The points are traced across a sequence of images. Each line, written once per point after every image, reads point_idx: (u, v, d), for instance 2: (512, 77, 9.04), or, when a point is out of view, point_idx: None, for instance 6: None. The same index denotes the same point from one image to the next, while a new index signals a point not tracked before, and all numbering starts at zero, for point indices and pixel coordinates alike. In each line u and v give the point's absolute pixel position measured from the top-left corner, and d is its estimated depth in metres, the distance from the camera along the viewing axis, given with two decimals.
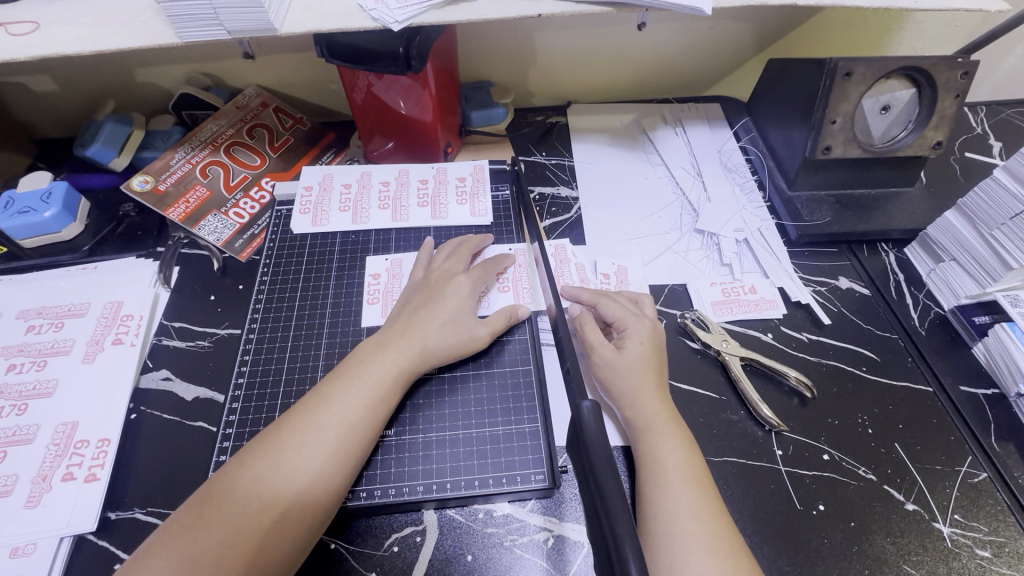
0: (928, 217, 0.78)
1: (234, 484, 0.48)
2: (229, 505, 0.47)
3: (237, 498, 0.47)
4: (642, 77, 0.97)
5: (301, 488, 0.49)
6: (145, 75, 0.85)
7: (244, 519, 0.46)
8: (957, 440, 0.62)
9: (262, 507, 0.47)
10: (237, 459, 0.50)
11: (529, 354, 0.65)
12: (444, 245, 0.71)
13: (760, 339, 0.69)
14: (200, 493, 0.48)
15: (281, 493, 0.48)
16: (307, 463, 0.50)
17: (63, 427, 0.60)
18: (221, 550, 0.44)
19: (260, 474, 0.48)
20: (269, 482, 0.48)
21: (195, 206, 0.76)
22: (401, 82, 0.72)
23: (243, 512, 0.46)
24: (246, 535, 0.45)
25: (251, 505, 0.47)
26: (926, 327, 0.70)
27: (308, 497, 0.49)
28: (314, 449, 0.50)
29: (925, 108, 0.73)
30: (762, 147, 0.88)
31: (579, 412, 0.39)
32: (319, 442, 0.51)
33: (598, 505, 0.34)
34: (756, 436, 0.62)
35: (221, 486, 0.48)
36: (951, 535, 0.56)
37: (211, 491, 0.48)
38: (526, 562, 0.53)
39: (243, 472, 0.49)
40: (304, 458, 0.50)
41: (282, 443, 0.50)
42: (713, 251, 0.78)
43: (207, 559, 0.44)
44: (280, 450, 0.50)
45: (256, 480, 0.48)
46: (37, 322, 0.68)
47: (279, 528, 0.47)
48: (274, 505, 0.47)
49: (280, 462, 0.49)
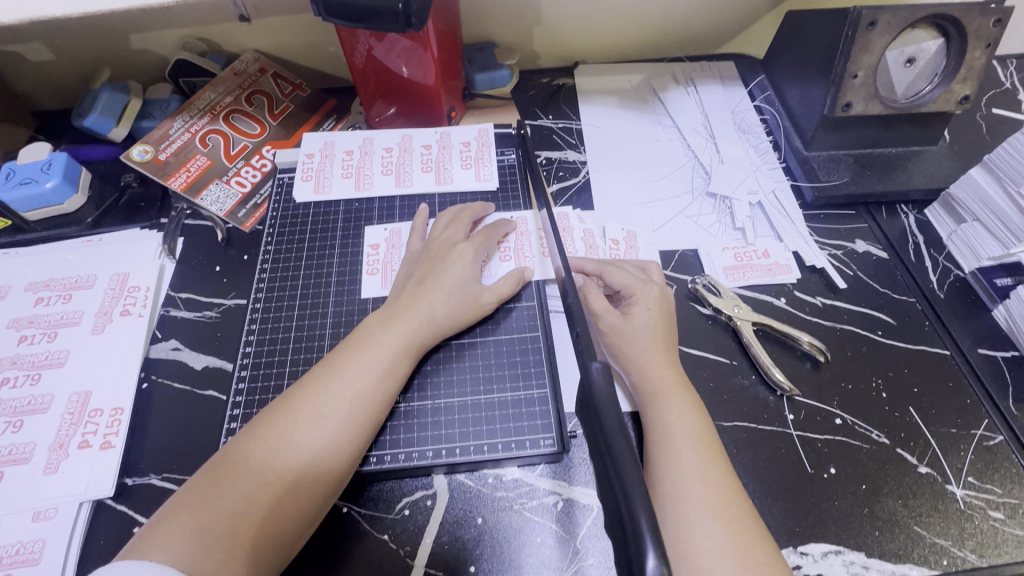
0: (950, 176, 0.75)
1: (247, 455, 0.48)
2: (242, 474, 0.47)
3: (250, 468, 0.48)
4: (652, 35, 0.93)
5: (312, 456, 0.49)
6: (140, 42, 0.83)
7: (258, 488, 0.47)
8: (974, 403, 0.61)
9: (275, 478, 0.47)
10: (249, 429, 0.50)
11: (537, 321, 0.64)
12: (445, 212, 0.69)
13: (773, 304, 0.68)
14: (213, 463, 0.48)
15: (293, 462, 0.48)
16: (318, 432, 0.50)
17: (77, 396, 0.61)
18: (235, 519, 0.45)
19: (272, 445, 0.49)
20: (280, 451, 0.49)
21: (197, 175, 0.75)
22: (402, 43, 0.69)
23: (256, 481, 0.47)
24: (260, 504, 0.46)
25: (264, 475, 0.47)
26: (945, 291, 0.69)
27: (320, 464, 0.49)
28: (325, 419, 0.51)
29: (953, 61, 0.70)
30: (778, 106, 0.84)
31: (589, 373, 0.38)
32: (330, 411, 0.51)
33: (609, 466, 0.34)
34: (767, 401, 0.61)
35: (234, 458, 0.48)
36: (965, 497, 0.55)
37: (224, 461, 0.48)
38: (536, 524, 0.54)
39: (255, 442, 0.49)
40: (316, 427, 0.50)
41: (293, 413, 0.50)
42: (725, 214, 0.76)
43: (222, 527, 0.44)
44: (291, 419, 0.50)
45: (268, 450, 0.48)
46: (46, 294, 0.68)
47: (292, 495, 0.48)
48: (287, 474, 0.48)
49: (292, 432, 0.49)
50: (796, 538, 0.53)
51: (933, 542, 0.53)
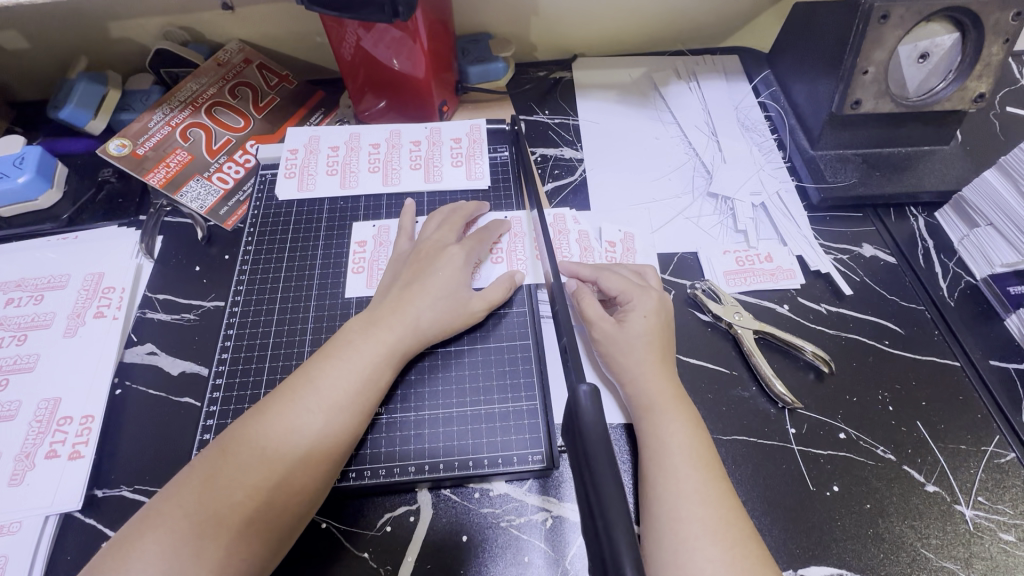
0: (962, 178, 0.72)
1: (217, 472, 0.45)
2: (211, 493, 0.44)
3: (219, 486, 0.45)
4: (654, 27, 0.90)
5: (286, 474, 0.46)
6: (119, 31, 0.79)
7: (227, 507, 0.44)
8: (984, 418, 0.58)
9: (246, 496, 0.44)
10: (219, 444, 0.48)
11: (528, 328, 0.61)
12: (436, 212, 0.66)
13: (776, 311, 0.65)
14: (180, 481, 0.46)
15: (265, 480, 0.45)
16: (293, 447, 0.47)
17: (46, 403, 0.58)
18: (202, 541, 0.42)
19: (243, 462, 0.46)
20: (253, 468, 0.46)
21: (176, 170, 0.72)
22: (390, 34, 0.66)
23: (225, 500, 0.44)
24: (229, 525, 0.43)
25: (234, 494, 0.44)
26: (955, 298, 0.66)
27: (294, 482, 0.46)
28: (299, 434, 0.48)
29: (969, 56, 0.66)
30: (784, 102, 0.81)
31: (576, 397, 0.36)
32: (305, 426, 0.48)
33: (593, 501, 0.31)
34: (768, 413, 0.58)
35: (203, 475, 0.45)
36: (974, 518, 0.52)
37: (192, 477, 0.45)
38: (524, 543, 0.51)
39: (226, 457, 0.46)
40: (291, 442, 0.47)
41: (266, 427, 0.48)
42: (727, 216, 0.73)
43: (188, 551, 0.42)
44: (264, 434, 0.47)
45: (238, 468, 0.45)
46: (17, 294, 0.65)
47: (265, 515, 0.45)
48: (258, 491, 0.45)
49: (266, 448, 0.47)
50: (796, 560, 0.51)
51: (940, 565, 0.50)
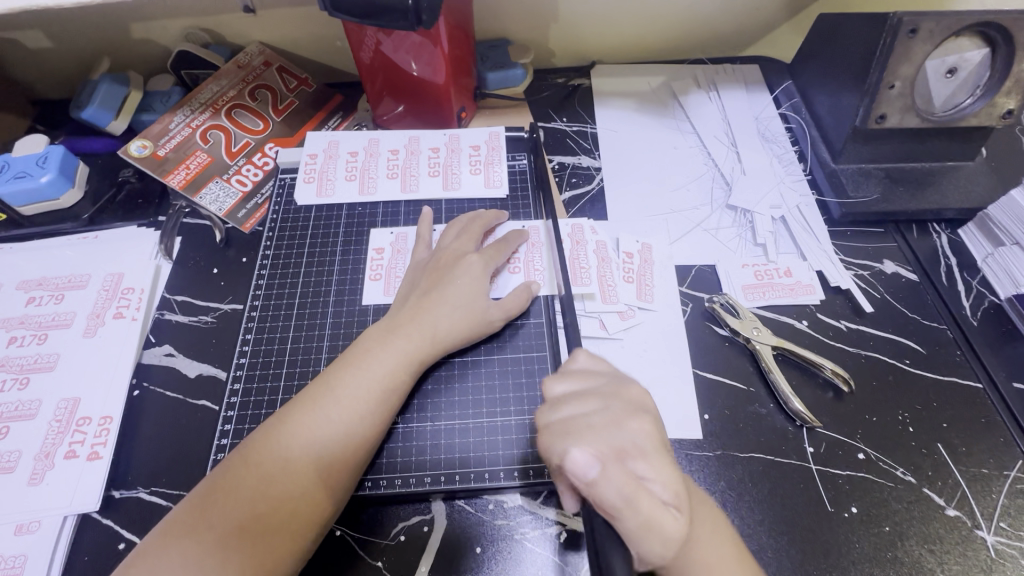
0: (987, 195, 0.71)
1: (239, 483, 0.46)
2: (235, 503, 0.45)
3: (242, 497, 0.45)
4: (674, 36, 0.89)
5: (306, 484, 0.47)
6: (142, 32, 0.80)
7: (250, 518, 0.44)
8: (1007, 442, 0.57)
9: (269, 508, 0.45)
10: (240, 454, 0.48)
11: (545, 339, 0.61)
12: (455, 221, 0.66)
13: (794, 327, 0.64)
14: (201, 491, 0.46)
15: (287, 490, 0.46)
16: (312, 457, 0.48)
17: (66, 402, 0.59)
18: (226, 551, 0.43)
19: (266, 470, 0.46)
20: (273, 478, 0.46)
21: (196, 172, 0.73)
22: (412, 39, 0.66)
23: (249, 510, 0.45)
24: (252, 535, 0.44)
25: (258, 504, 0.45)
26: (978, 318, 0.65)
27: (314, 492, 0.47)
28: (321, 446, 0.48)
29: (997, 72, 0.65)
30: (805, 114, 0.80)
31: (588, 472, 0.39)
32: (327, 437, 0.48)
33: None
34: (786, 431, 0.58)
35: (226, 485, 0.46)
36: (996, 544, 0.52)
37: (212, 487, 0.46)
38: (537, 556, 0.51)
39: (248, 468, 0.47)
40: (310, 453, 0.48)
41: (287, 436, 0.48)
42: (746, 229, 0.72)
43: (212, 561, 0.42)
44: (284, 444, 0.48)
45: (261, 478, 0.46)
46: (38, 294, 0.66)
47: (287, 525, 0.45)
48: (281, 503, 0.45)
49: (285, 458, 0.47)
50: None
51: None
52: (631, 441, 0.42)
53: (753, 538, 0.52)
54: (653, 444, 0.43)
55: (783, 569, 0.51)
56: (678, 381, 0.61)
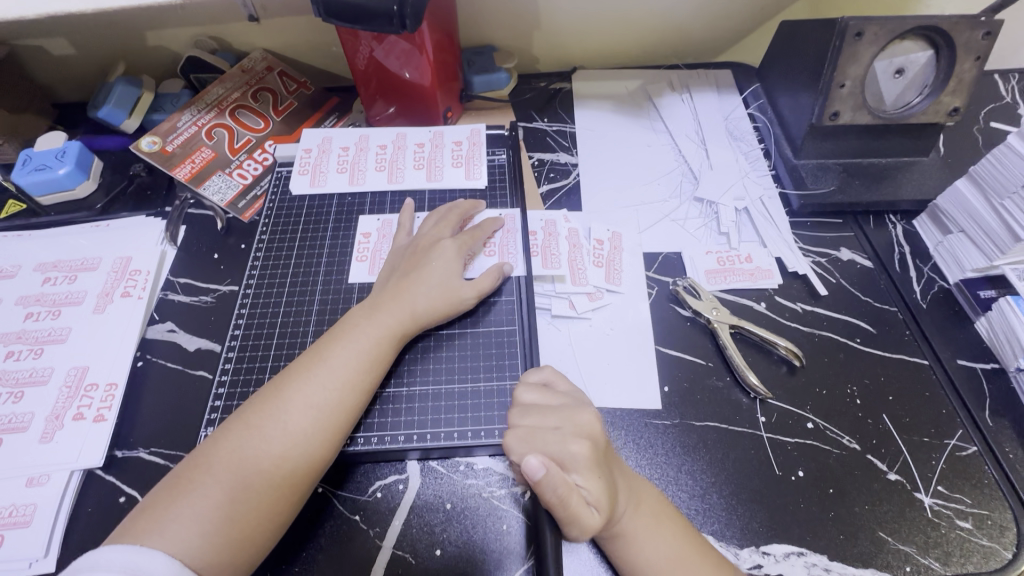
0: (940, 188, 0.75)
1: (243, 443, 0.50)
2: (239, 461, 0.49)
3: (247, 455, 0.50)
4: (650, 43, 0.95)
5: (305, 444, 0.51)
6: (155, 38, 0.87)
7: (253, 474, 0.49)
8: (949, 413, 0.61)
9: (271, 465, 0.50)
10: (242, 416, 0.53)
11: (516, 315, 0.66)
12: (435, 210, 0.71)
13: (752, 308, 0.68)
14: (207, 449, 0.51)
15: (288, 450, 0.51)
16: (311, 421, 0.52)
17: (75, 370, 0.64)
18: (233, 504, 0.48)
19: (268, 433, 0.51)
20: (275, 440, 0.51)
21: (201, 166, 0.79)
22: (400, 45, 0.72)
23: (252, 468, 0.49)
24: (257, 490, 0.49)
25: (262, 462, 0.50)
26: (928, 301, 0.69)
27: (311, 451, 0.51)
28: (317, 409, 0.53)
29: (942, 73, 0.70)
30: (771, 114, 0.85)
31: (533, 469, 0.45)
32: (321, 402, 0.53)
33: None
34: (741, 403, 0.62)
35: (230, 445, 0.50)
36: (933, 506, 0.55)
37: (218, 446, 0.51)
38: (503, 512, 0.55)
39: (251, 431, 0.51)
40: (307, 417, 0.52)
41: (286, 402, 0.52)
42: (711, 219, 0.77)
43: (220, 512, 0.47)
44: (285, 408, 0.52)
45: (264, 439, 0.51)
46: (53, 274, 0.72)
47: (287, 480, 0.50)
48: (283, 461, 0.50)
49: (286, 422, 0.51)
50: (759, 537, 0.54)
51: (897, 548, 0.53)
52: (573, 456, 0.49)
53: (705, 499, 0.56)
54: (590, 461, 0.49)
55: (731, 526, 0.54)
56: (641, 356, 0.65)
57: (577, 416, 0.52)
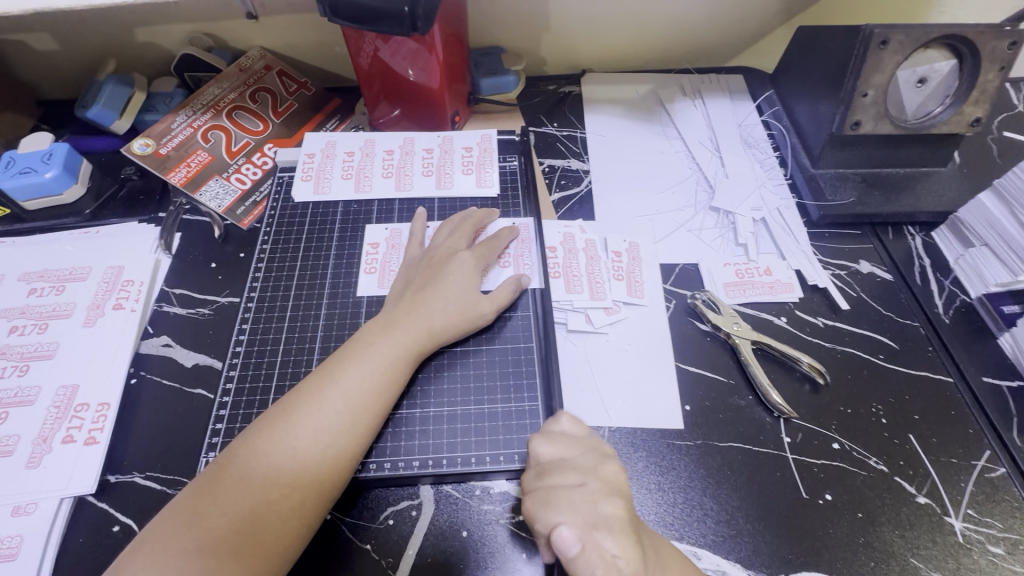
0: (959, 199, 0.74)
1: (250, 470, 0.47)
2: (246, 490, 0.46)
3: (254, 485, 0.47)
4: (661, 46, 0.92)
5: (316, 471, 0.48)
6: (147, 35, 0.83)
7: (262, 504, 0.46)
8: (976, 433, 0.59)
9: (280, 494, 0.47)
10: (248, 440, 0.49)
11: (532, 330, 0.63)
12: (446, 222, 0.68)
13: (773, 323, 0.67)
14: (210, 477, 0.48)
15: (299, 478, 0.48)
16: (323, 446, 0.49)
17: (65, 389, 0.60)
18: (240, 537, 0.45)
19: (277, 459, 0.48)
20: (286, 467, 0.48)
21: (197, 170, 0.75)
22: (407, 46, 0.69)
23: (260, 497, 0.46)
24: (265, 521, 0.46)
25: (270, 491, 0.47)
26: (950, 315, 0.67)
27: (323, 479, 0.48)
28: (328, 434, 0.50)
29: (965, 83, 0.68)
30: (786, 122, 0.83)
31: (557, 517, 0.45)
32: (331, 427, 0.50)
33: None
34: (763, 422, 0.60)
35: (235, 473, 0.47)
36: (964, 530, 0.54)
37: (222, 474, 0.47)
38: (523, 541, 0.53)
39: (259, 457, 0.48)
40: (320, 441, 0.49)
41: (295, 427, 0.49)
42: (728, 230, 0.75)
43: (227, 546, 0.44)
44: (295, 433, 0.49)
45: (272, 466, 0.48)
46: (39, 285, 0.68)
47: (296, 510, 0.47)
48: (292, 489, 0.47)
49: (296, 447, 0.49)
50: (788, 566, 0.52)
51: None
52: (604, 518, 0.45)
53: (730, 524, 0.54)
54: (620, 531, 0.45)
55: (758, 553, 0.52)
56: (660, 373, 0.63)
57: (601, 467, 0.49)
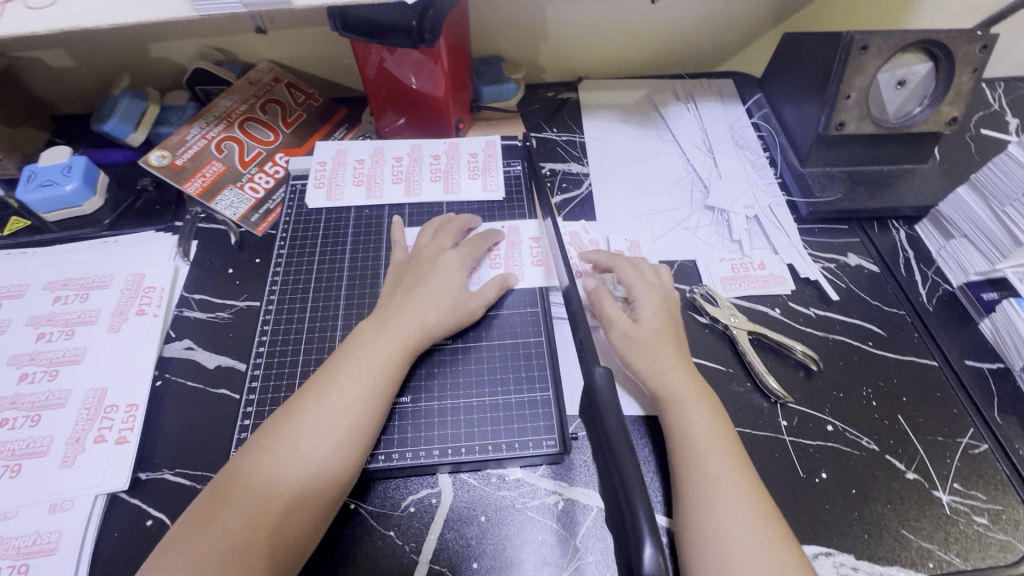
0: (940, 193, 0.78)
1: (266, 468, 0.50)
2: (274, 469, 0.50)
3: (281, 463, 0.50)
4: (654, 53, 0.96)
5: (336, 446, 0.52)
6: (159, 50, 0.86)
7: (283, 497, 0.49)
8: (961, 412, 0.63)
9: (305, 469, 0.50)
10: (274, 423, 0.53)
11: (540, 326, 0.67)
12: (431, 223, 0.71)
13: (768, 314, 0.70)
14: (225, 479, 0.50)
15: (321, 454, 0.51)
16: (339, 424, 0.53)
17: (93, 392, 0.63)
18: (272, 512, 0.48)
19: (291, 455, 0.51)
20: (309, 445, 0.51)
21: (212, 180, 0.78)
22: (413, 57, 0.72)
23: (281, 491, 0.49)
24: (294, 496, 0.49)
25: (296, 467, 0.50)
26: (934, 303, 0.71)
27: (342, 454, 0.52)
28: (343, 412, 0.53)
29: (941, 84, 0.73)
30: (775, 123, 0.88)
31: (592, 377, 0.43)
32: (345, 406, 0.54)
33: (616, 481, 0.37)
34: (762, 408, 0.63)
35: (263, 455, 0.51)
36: (951, 503, 0.57)
37: (252, 458, 0.51)
38: (537, 523, 0.56)
39: (283, 439, 0.52)
40: (332, 435, 0.52)
41: (314, 408, 0.53)
42: (723, 227, 0.79)
43: (262, 521, 0.48)
44: (305, 429, 0.52)
45: (296, 445, 0.51)
46: (63, 293, 0.70)
47: (320, 484, 0.51)
48: (315, 463, 0.51)
49: (317, 424, 0.52)
50: None
51: (920, 546, 0.55)
52: (647, 301, 0.65)
53: None
54: None
55: None
56: None
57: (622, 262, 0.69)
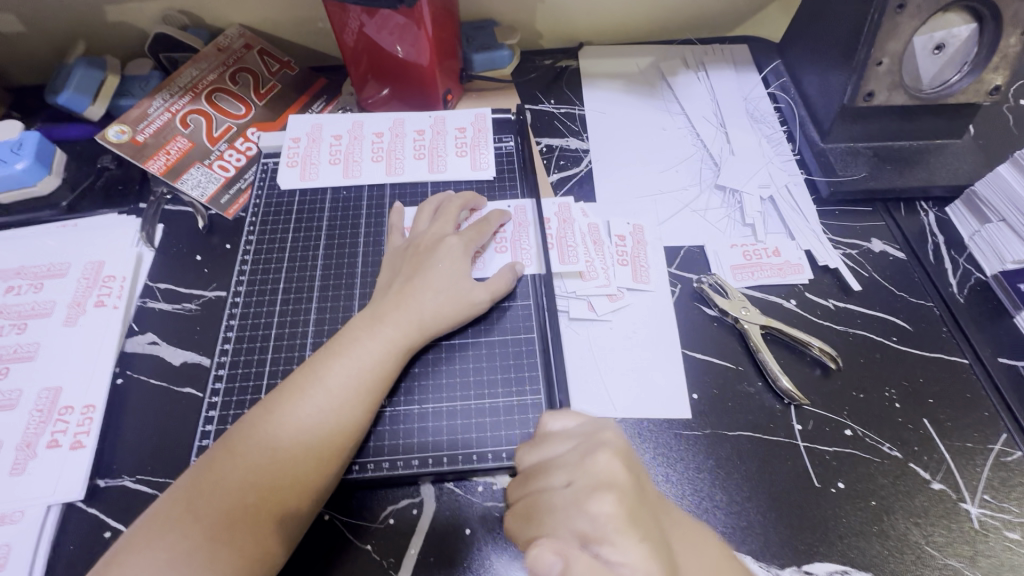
0: (974, 172, 0.71)
1: (222, 476, 0.45)
2: (238, 477, 0.45)
3: (246, 470, 0.45)
4: (663, 16, 0.88)
5: (309, 451, 0.47)
6: (118, 13, 0.78)
7: (236, 509, 0.44)
8: (992, 416, 0.57)
9: (274, 476, 0.45)
10: (239, 426, 0.48)
11: (532, 321, 0.61)
12: (427, 202, 0.65)
13: (782, 306, 0.64)
14: (185, 486, 0.45)
15: (295, 459, 0.46)
16: (315, 425, 0.48)
17: (47, 392, 0.58)
18: (234, 524, 0.43)
19: (256, 460, 0.46)
20: (280, 449, 0.46)
21: (176, 158, 0.71)
22: (395, 20, 0.64)
23: (235, 501, 0.44)
24: (260, 506, 0.44)
25: (263, 473, 0.45)
26: (965, 294, 0.65)
27: (316, 460, 0.47)
28: (319, 414, 0.48)
29: (985, 48, 0.65)
30: (794, 94, 0.80)
31: None
32: (322, 406, 0.49)
33: None
34: (773, 409, 0.58)
35: (226, 461, 0.46)
36: (979, 516, 0.52)
37: (213, 463, 0.46)
38: None
39: (250, 443, 0.47)
40: (300, 444, 0.47)
41: (286, 408, 0.48)
42: (735, 209, 0.72)
43: (222, 534, 0.43)
44: (271, 435, 0.47)
45: (263, 450, 0.46)
46: (16, 283, 0.65)
47: (291, 493, 0.45)
48: (286, 468, 0.46)
49: (290, 427, 0.47)
50: (801, 556, 0.50)
51: (945, 564, 0.50)
52: None
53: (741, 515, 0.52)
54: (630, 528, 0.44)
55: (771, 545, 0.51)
56: (667, 361, 0.60)
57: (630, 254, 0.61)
